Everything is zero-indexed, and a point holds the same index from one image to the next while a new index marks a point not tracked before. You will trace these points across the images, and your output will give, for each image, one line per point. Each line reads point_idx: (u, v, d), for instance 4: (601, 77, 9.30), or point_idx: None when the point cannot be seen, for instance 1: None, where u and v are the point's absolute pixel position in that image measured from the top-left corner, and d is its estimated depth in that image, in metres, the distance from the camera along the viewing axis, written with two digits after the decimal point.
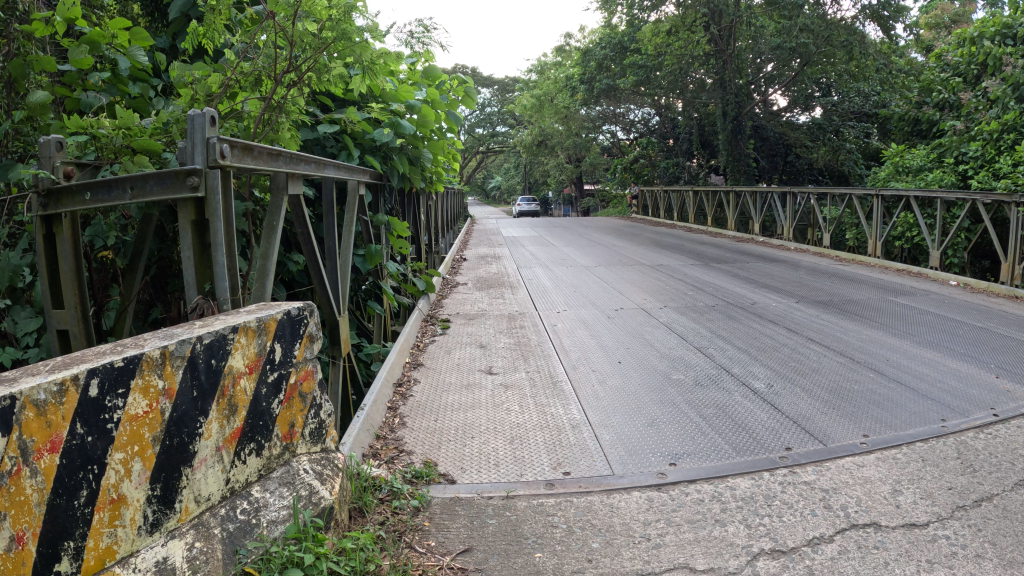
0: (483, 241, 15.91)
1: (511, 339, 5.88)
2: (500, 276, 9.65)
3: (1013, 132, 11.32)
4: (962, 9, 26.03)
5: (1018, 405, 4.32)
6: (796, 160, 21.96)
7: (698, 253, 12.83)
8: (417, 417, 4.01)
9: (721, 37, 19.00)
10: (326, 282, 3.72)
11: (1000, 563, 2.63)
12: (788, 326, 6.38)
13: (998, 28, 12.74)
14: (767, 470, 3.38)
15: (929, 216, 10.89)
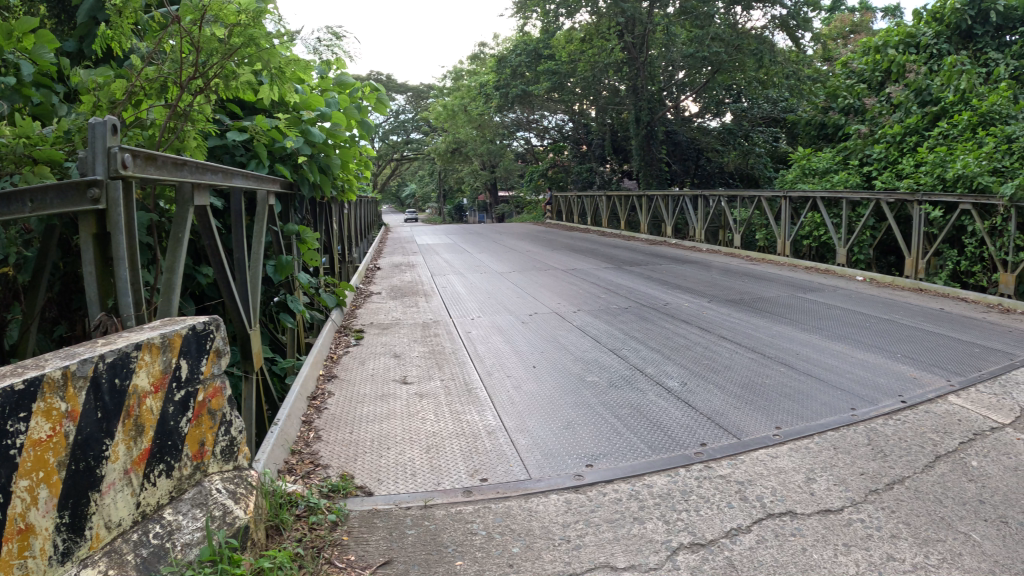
0: (398, 249, 15.75)
1: (426, 348, 5.83)
2: (415, 284, 9.59)
3: (913, 136, 12.08)
4: (861, 19, 27.46)
5: (922, 392, 4.58)
6: (707, 164, 22.68)
7: (612, 256, 13.11)
8: (332, 430, 3.93)
9: (634, 45, 19.47)
10: (236, 293, 3.61)
11: (914, 542, 2.78)
12: (698, 325, 6.56)
13: (902, 38, 14.21)
14: (683, 466, 3.46)
15: (835, 216, 11.41)
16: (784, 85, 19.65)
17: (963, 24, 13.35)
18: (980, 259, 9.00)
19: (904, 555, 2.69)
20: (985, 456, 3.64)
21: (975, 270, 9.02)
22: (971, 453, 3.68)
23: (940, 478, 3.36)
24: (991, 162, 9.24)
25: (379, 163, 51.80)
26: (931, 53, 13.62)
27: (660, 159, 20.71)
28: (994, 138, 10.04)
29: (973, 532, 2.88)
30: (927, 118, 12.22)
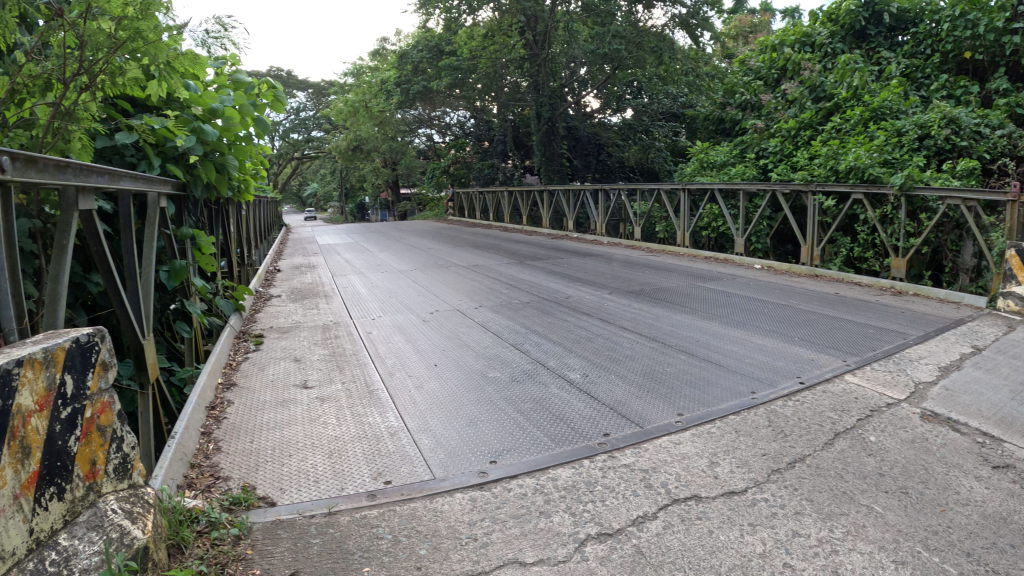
0: (299, 250, 15.36)
1: (327, 351, 5.71)
2: (315, 286, 9.37)
3: (807, 130, 12.66)
4: (758, 19, 28.48)
5: (819, 373, 4.78)
6: (608, 159, 23.21)
7: (514, 251, 13.19)
8: (232, 440, 3.79)
9: (536, 42, 19.97)
10: (127, 302, 3.44)
11: (818, 517, 2.89)
12: (600, 317, 6.66)
13: (798, 38, 14.98)
14: (587, 457, 3.49)
15: (733, 207, 11.81)
16: (683, 82, 20.24)
17: (858, 25, 14.10)
18: (872, 246, 9.42)
19: (810, 530, 2.79)
20: (881, 432, 3.83)
21: (867, 256, 9.42)
22: (869, 429, 3.86)
23: (841, 454, 3.51)
24: (881, 156, 9.82)
25: (279, 162, 50.50)
26: (825, 52, 14.38)
27: (560, 153, 21.82)
28: (885, 133, 10.60)
29: (875, 504, 3.02)
30: (821, 113, 12.80)
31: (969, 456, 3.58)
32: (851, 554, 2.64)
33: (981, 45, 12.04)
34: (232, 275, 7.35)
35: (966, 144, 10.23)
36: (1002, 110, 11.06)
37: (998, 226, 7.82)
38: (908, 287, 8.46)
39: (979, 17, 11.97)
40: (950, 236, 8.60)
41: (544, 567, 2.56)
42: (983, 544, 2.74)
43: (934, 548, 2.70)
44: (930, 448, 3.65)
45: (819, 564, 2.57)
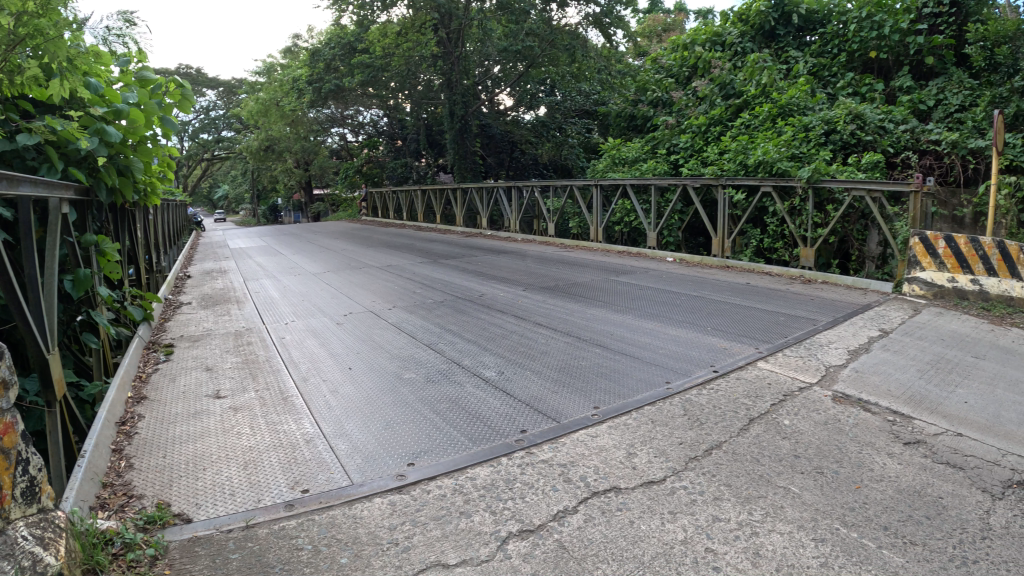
0: (208, 255, 14.88)
1: (239, 358, 5.55)
2: (225, 291, 9.10)
3: (717, 126, 13.06)
4: (671, 19, 29.06)
5: (732, 361, 4.93)
6: (521, 157, 23.21)
7: (428, 250, 13.15)
8: (144, 456, 3.64)
9: (449, 40, 19.85)
10: (30, 315, 3.26)
11: (737, 501, 2.98)
12: (515, 314, 6.69)
13: (709, 37, 15.46)
14: (505, 455, 3.50)
15: (645, 202, 12.12)
16: (596, 80, 20.59)
17: (767, 25, 14.63)
18: (781, 237, 9.81)
19: (729, 514, 2.87)
20: (794, 415, 3.98)
21: (777, 246, 9.81)
22: (782, 413, 4.01)
23: (756, 439, 3.63)
24: (789, 150, 10.20)
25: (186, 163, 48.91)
26: (736, 51, 14.92)
27: (473, 151, 21.30)
28: (793, 128, 11.02)
29: (791, 485, 3.14)
30: (730, 110, 13.18)
31: (880, 433, 3.76)
32: (771, 535, 2.73)
33: (887, 46, 12.74)
34: (140, 283, 7.06)
35: (870, 138, 10.71)
36: (903, 107, 11.70)
37: (901, 215, 8.27)
38: (817, 275, 8.84)
39: (885, 18, 12.64)
40: (856, 226, 9.10)
41: (468, 568, 2.55)
42: (899, 517, 2.89)
43: (851, 524, 2.82)
44: (843, 428, 3.82)
45: (740, 546, 2.65)
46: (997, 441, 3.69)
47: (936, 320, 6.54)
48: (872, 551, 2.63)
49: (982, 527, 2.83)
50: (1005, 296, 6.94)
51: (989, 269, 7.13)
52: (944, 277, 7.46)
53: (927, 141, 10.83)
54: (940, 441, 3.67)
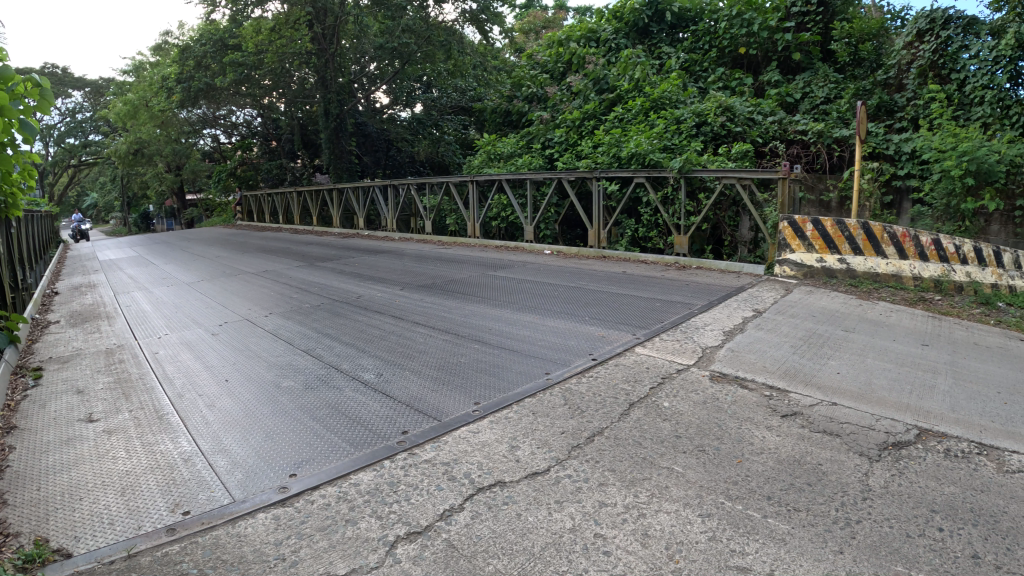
0: (74, 269, 13.97)
1: (111, 378, 5.24)
2: (95, 307, 8.57)
3: (591, 120, 13.32)
4: (551, 18, 29.40)
5: (611, 348, 5.08)
6: (397, 154, 21.78)
7: (305, 253, 12.87)
8: (16, 490, 3.37)
9: (324, 35, 19.45)
10: None
11: (622, 485, 3.07)
12: (394, 314, 6.63)
13: (583, 33, 15.78)
14: (387, 457, 3.46)
15: (520, 196, 12.34)
16: (471, 76, 20.63)
17: (640, 22, 15.09)
18: (655, 226, 10.17)
19: (615, 499, 2.96)
20: (673, 397, 4.14)
21: (652, 235, 10.15)
22: (662, 395, 4.16)
23: (637, 422, 3.76)
24: (661, 142, 10.56)
25: (48, 168, 45.83)
26: (609, 47, 15.31)
27: (349, 151, 21.04)
28: (665, 121, 11.33)
29: (675, 465, 3.26)
30: (604, 104, 13.43)
31: (758, 408, 3.96)
32: (658, 515, 2.83)
33: (756, 41, 13.55)
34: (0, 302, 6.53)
35: (741, 129, 11.23)
36: (772, 100, 12.48)
37: (770, 202, 8.80)
38: (691, 261, 9.31)
39: (754, 17, 13.45)
40: (727, 213, 9.52)
41: None
42: (782, 486, 3.07)
43: (735, 497, 2.97)
44: (722, 406, 4.00)
45: (629, 528, 2.74)
46: (869, 408, 4.00)
47: (806, 298, 6.97)
48: (758, 521, 2.77)
49: (860, 488, 3.07)
50: (871, 272, 7.60)
51: (855, 249, 7.76)
52: (812, 258, 8.01)
53: (795, 132, 11.54)
54: (814, 412, 3.91)
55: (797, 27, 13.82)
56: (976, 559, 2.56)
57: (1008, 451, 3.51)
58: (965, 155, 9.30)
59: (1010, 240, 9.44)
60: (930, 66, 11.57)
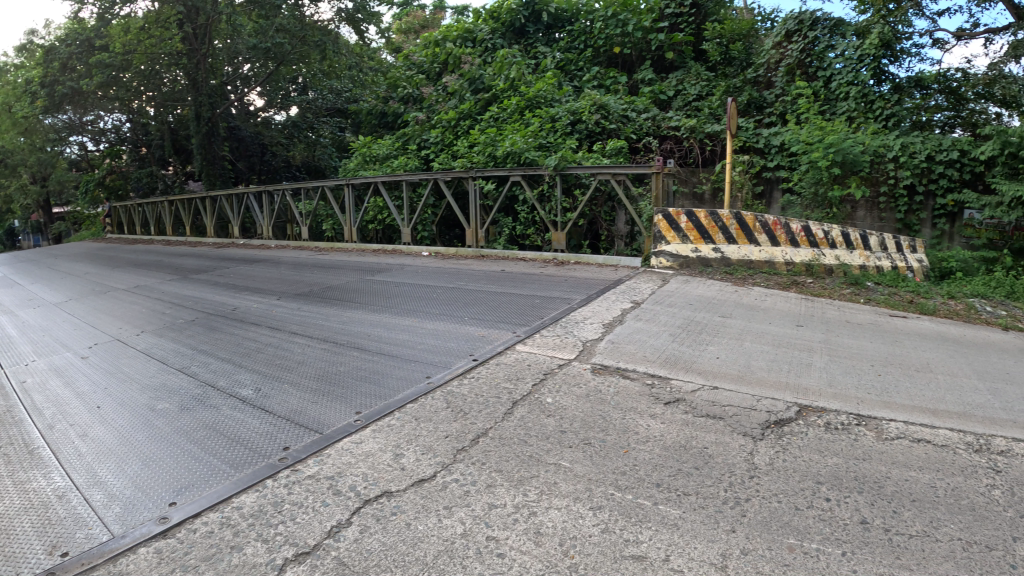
0: None
1: None
2: None
3: (466, 120, 13.34)
4: (431, 18, 29.21)
5: (491, 348, 5.22)
6: (272, 159, 21.78)
7: (180, 266, 12.31)
8: None
9: (196, 36, 18.76)
10: None
11: (509, 486, 3.13)
12: (272, 326, 6.43)
13: (459, 33, 15.76)
14: (269, 476, 3.33)
15: (397, 199, 12.31)
16: (346, 76, 20.28)
17: (517, 22, 15.52)
18: (532, 223, 10.46)
19: (504, 500, 3.02)
20: (557, 392, 4.29)
21: (530, 232, 10.44)
22: (545, 392, 4.30)
23: (521, 420, 3.86)
24: (536, 141, 10.67)
25: None
26: (486, 47, 15.46)
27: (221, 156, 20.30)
28: (540, 119, 11.51)
29: (563, 460, 3.38)
30: (479, 104, 13.52)
31: (641, 397, 4.19)
32: (549, 512, 2.91)
33: (630, 41, 14.10)
34: None
35: (615, 127, 11.62)
36: (647, 97, 12.80)
37: (644, 195, 9.18)
38: (569, 257, 9.60)
39: (629, 17, 13.98)
40: (603, 208, 9.90)
41: None
42: (670, 472, 3.26)
43: (624, 487, 3.12)
44: (605, 398, 4.19)
45: (521, 528, 2.80)
46: (750, 389, 4.36)
47: (682, 288, 7.36)
48: (649, 509, 2.93)
49: (747, 468, 3.32)
50: (745, 259, 8.28)
51: (728, 238, 8.39)
52: (687, 249, 8.54)
53: (668, 128, 12.05)
54: (697, 397, 4.19)
55: (670, 27, 14.66)
56: (864, 524, 2.86)
57: (884, 420, 3.96)
58: (830, 148, 10.11)
59: (876, 223, 10.51)
60: (797, 65, 12.56)
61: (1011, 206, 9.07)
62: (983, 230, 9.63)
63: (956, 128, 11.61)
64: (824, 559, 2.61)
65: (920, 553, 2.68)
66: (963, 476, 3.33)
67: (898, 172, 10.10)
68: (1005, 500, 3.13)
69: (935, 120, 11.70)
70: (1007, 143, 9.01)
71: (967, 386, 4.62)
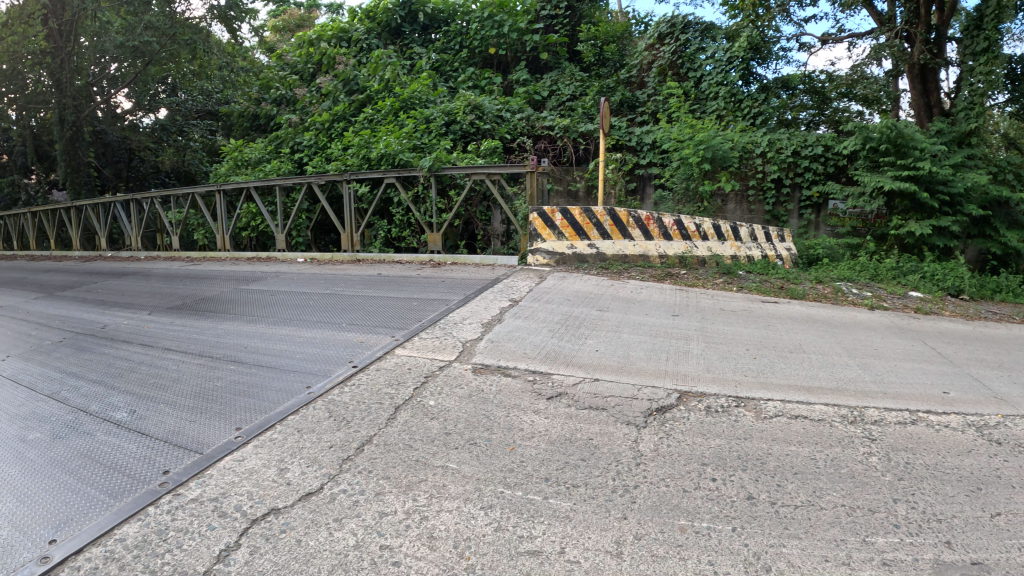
0: None
1: None
2: None
3: (341, 122, 13.01)
4: (307, 15, 28.07)
5: (371, 354, 5.18)
6: (140, 165, 21.17)
7: (41, 283, 11.43)
8: None
9: (59, 32, 17.24)
10: None
11: (397, 492, 3.13)
12: (145, 343, 6.09)
13: (335, 33, 15.36)
14: (152, 504, 3.12)
15: (270, 204, 12.04)
16: (218, 77, 19.46)
17: (393, 22, 15.36)
18: (407, 225, 10.51)
19: (394, 506, 3.01)
20: (439, 395, 4.32)
21: (405, 234, 10.50)
22: (426, 394, 4.33)
23: (405, 425, 3.87)
24: (410, 142, 10.74)
25: None
26: (362, 47, 15.22)
27: (87, 162, 18.96)
28: (414, 120, 11.47)
29: (449, 462, 3.41)
30: (353, 105, 13.27)
31: (524, 394, 4.28)
32: (440, 515, 2.93)
33: (505, 43, 14.37)
34: None
35: (489, 126, 11.90)
36: (521, 98, 13.18)
37: (518, 194, 9.42)
38: (446, 257, 9.67)
39: (505, 19, 14.26)
40: (478, 208, 10.15)
41: None
42: (558, 465, 3.35)
43: (513, 484, 3.18)
44: (486, 397, 4.26)
45: (413, 534, 2.80)
46: (631, 378, 4.53)
47: (560, 283, 7.54)
48: (540, 504, 3.00)
49: (632, 455, 3.44)
50: (620, 254, 8.63)
51: (603, 234, 8.69)
52: (563, 246, 8.72)
53: (542, 127, 12.49)
54: (578, 390, 4.32)
55: (546, 28, 15.24)
56: (751, 499, 3.02)
57: (761, 400, 4.18)
58: (700, 144, 10.56)
59: (745, 215, 11.45)
60: (669, 66, 13.37)
61: (872, 196, 9.84)
62: (847, 219, 10.63)
63: (820, 124, 12.44)
64: (715, 536, 2.75)
65: (807, 521, 2.86)
66: (841, 447, 3.57)
67: (767, 167, 11.11)
68: (883, 466, 3.38)
69: (800, 118, 12.48)
70: (869, 137, 9.64)
71: (837, 362, 4.96)
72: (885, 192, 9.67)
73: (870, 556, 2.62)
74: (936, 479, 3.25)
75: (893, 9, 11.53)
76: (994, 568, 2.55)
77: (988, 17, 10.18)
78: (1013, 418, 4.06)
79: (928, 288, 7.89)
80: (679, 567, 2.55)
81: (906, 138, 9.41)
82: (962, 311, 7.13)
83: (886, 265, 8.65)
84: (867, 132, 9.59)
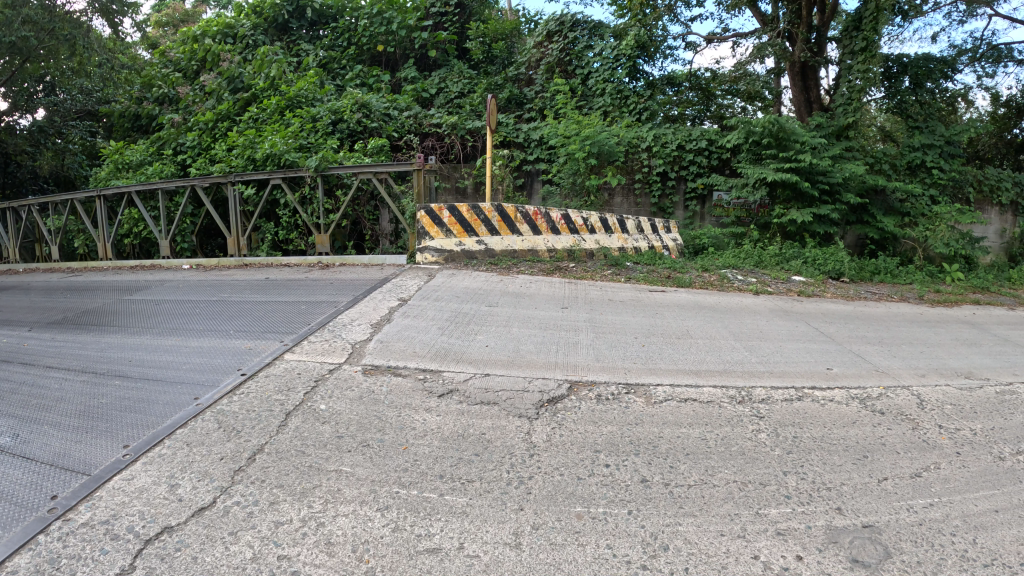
0: None
1: None
2: None
3: (224, 121, 12.51)
4: (189, 9, 26.66)
5: (260, 361, 5.02)
6: (16, 170, 18.89)
7: None
8: None
9: None
10: None
11: (292, 500, 3.06)
12: (21, 361, 5.68)
13: (220, 28, 14.79)
14: (42, 532, 2.92)
15: (152, 208, 11.46)
16: (98, 74, 18.26)
17: (280, 17, 14.90)
18: (294, 227, 10.23)
19: (289, 515, 2.94)
20: (330, 398, 4.24)
21: (293, 236, 10.21)
22: (317, 399, 4.24)
23: (296, 431, 3.79)
24: (296, 142, 10.46)
25: None
26: (247, 44, 14.73)
27: None
28: (300, 119, 11.18)
29: (342, 466, 3.36)
30: (238, 104, 12.82)
31: (415, 393, 4.26)
32: (336, 520, 2.89)
33: (394, 39, 14.27)
34: None
35: (376, 125, 11.70)
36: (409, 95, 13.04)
37: (406, 193, 9.34)
38: (334, 258, 9.48)
39: (393, 16, 14.14)
40: (365, 207, 10.07)
41: None
42: (451, 462, 3.36)
43: (408, 484, 3.17)
44: (377, 398, 4.21)
45: (310, 542, 2.75)
46: (521, 372, 4.60)
47: (449, 280, 7.55)
48: (436, 502, 3.00)
49: (526, 447, 3.50)
50: (510, 250, 8.70)
51: (491, 230, 8.73)
52: (451, 243, 8.63)
53: (428, 125, 12.43)
54: (469, 386, 4.34)
55: (435, 25, 15.11)
56: (645, 482, 3.14)
57: (652, 386, 4.33)
58: (587, 140, 10.74)
59: (633, 208, 11.86)
60: (557, 63, 13.59)
61: (754, 186, 10.28)
62: (731, 209, 11.15)
63: (705, 119, 13.16)
64: (613, 520, 2.84)
65: (701, 499, 2.99)
66: (730, 426, 3.75)
67: (652, 161, 11.48)
68: (771, 441, 3.58)
69: (687, 114, 13.06)
70: (752, 131, 10.00)
71: (725, 346, 5.20)
72: (768, 183, 10.16)
73: (764, 527, 2.78)
74: (823, 450, 3.48)
75: (776, 11, 12.18)
76: (883, 530, 2.77)
77: (866, 19, 10.76)
78: (893, 389, 4.38)
79: (809, 273, 8.42)
80: (578, 553, 2.62)
81: (787, 132, 9.81)
82: (842, 293, 7.62)
83: (770, 253, 9.12)
84: (751, 126, 9.89)
